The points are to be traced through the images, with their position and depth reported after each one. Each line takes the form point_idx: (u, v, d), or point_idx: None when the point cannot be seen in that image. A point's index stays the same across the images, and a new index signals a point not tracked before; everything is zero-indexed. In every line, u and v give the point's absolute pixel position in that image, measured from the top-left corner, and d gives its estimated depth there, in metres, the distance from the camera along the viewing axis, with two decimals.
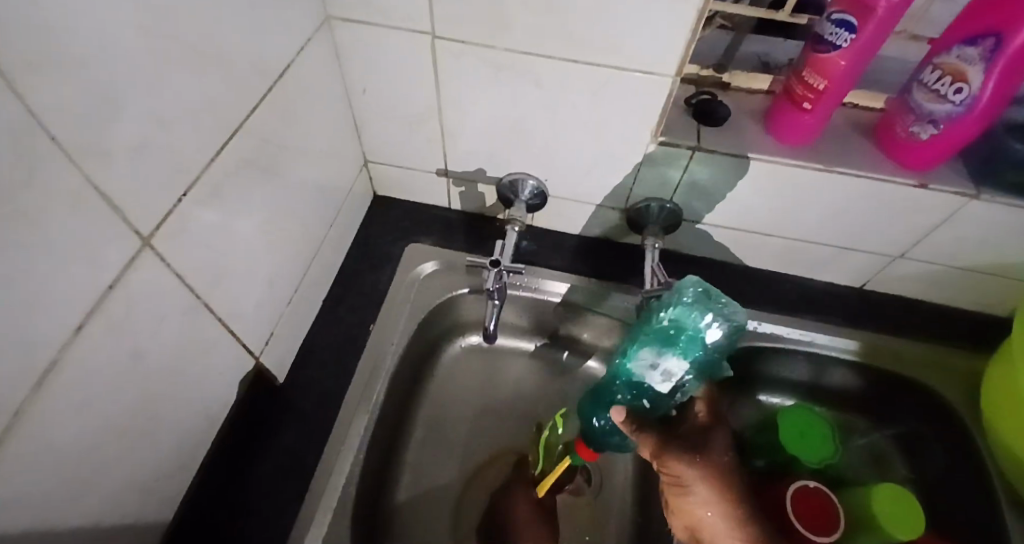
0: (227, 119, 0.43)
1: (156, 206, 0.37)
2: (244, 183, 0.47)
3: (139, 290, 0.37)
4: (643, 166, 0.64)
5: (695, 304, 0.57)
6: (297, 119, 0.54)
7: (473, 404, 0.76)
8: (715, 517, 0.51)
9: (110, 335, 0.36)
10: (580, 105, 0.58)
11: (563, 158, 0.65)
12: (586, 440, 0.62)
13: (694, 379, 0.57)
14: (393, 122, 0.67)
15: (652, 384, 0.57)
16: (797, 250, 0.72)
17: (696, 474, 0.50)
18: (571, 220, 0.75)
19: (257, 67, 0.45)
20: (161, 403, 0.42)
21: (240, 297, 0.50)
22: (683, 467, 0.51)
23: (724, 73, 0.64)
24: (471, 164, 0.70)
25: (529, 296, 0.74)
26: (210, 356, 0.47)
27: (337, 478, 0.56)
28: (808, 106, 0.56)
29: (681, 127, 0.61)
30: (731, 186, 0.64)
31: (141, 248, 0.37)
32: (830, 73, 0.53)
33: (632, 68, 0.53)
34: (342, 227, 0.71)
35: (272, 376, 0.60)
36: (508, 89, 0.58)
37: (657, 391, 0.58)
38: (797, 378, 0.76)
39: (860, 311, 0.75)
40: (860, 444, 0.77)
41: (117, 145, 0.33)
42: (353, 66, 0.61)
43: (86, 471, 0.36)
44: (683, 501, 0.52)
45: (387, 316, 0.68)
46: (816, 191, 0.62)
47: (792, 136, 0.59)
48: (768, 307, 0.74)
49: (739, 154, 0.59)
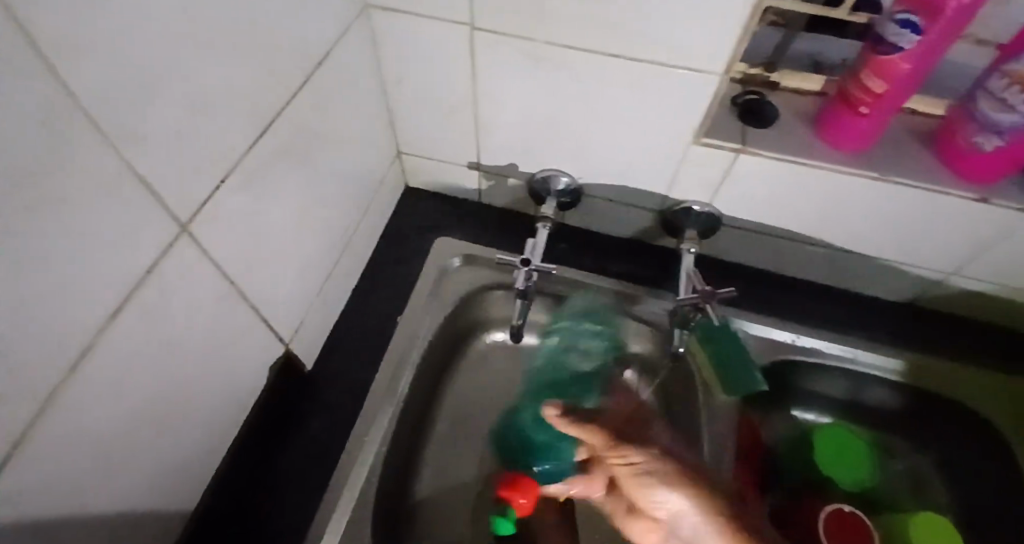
0: (264, 106, 0.43)
1: (194, 192, 0.37)
2: (279, 170, 0.47)
3: (174, 275, 0.38)
4: (683, 168, 0.62)
5: (598, 310, 0.70)
6: (334, 107, 0.54)
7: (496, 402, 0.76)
8: (682, 497, 0.50)
9: (144, 318, 0.36)
10: (620, 102, 0.56)
11: (600, 155, 0.64)
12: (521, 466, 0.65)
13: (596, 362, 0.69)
14: (428, 113, 0.66)
15: (575, 371, 0.69)
16: (840, 260, 0.69)
17: (654, 456, 0.52)
18: (603, 219, 0.74)
19: (295, 54, 0.45)
20: (191, 387, 0.42)
21: (271, 284, 0.50)
22: (635, 448, 0.52)
23: (774, 72, 0.61)
24: (505, 159, 0.69)
25: (559, 295, 0.73)
26: (240, 341, 0.47)
27: (360, 468, 0.56)
28: (865, 110, 0.53)
29: (726, 128, 0.58)
30: (775, 191, 0.61)
31: (178, 234, 0.37)
32: (890, 76, 0.50)
33: (677, 65, 0.51)
34: (373, 217, 0.71)
35: (301, 364, 0.60)
36: (546, 82, 0.57)
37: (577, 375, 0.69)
38: (834, 394, 0.73)
39: (904, 327, 0.72)
40: (899, 467, 0.73)
41: (154, 129, 0.33)
42: (390, 56, 0.60)
43: (118, 451, 0.36)
44: (639, 491, 0.53)
45: (414, 309, 0.67)
46: (867, 200, 0.59)
47: (844, 141, 0.56)
48: (807, 318, 0.71)
49: (785, 159, 0.57)
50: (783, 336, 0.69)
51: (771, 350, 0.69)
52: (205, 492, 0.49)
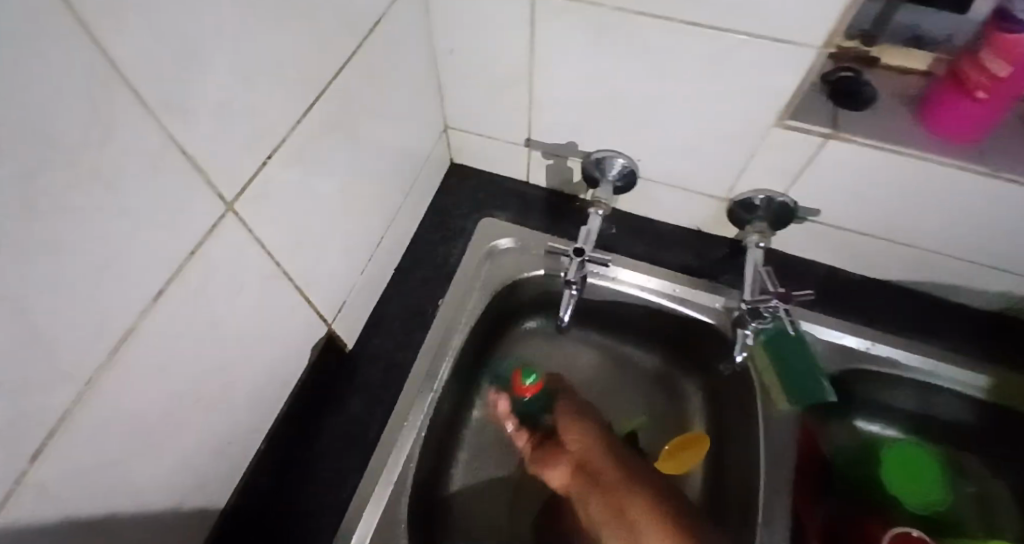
0: (313, 76, 0.40)
1: (239, 168, 0.35)
2: (326, 145, 0.44)
3: (218, 256, 0.36)
4: (759, 154, 0.56)
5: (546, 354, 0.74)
6: (383, 78, 0.50)
7: None
8: (598, 442, 0.61)
9: (188, 300, 0.34)
10: (694, 78, 0.51)
11: (665, 137, 0.58)
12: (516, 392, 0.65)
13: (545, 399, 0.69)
14: (480, 86, 0.62)
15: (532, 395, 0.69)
16: (927, 263, 0.63)
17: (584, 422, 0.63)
18: (661, 206, 0.69)
19: (346, 17, 0.42)
20: (234, 368, 0.41)
21: (315, 265, 0.48)
22: (586, 421, 0.63)
23: (873, 47, 0.55)
24: (559, 137, 0.65)
25: (608, 287, 0.68)
26: (284, 322, 0.46)
27: (398, 453, 0.55)
28: (982, 95, 0.46)
29: (814, 110, 0.52)
30: (861, 184, 0.55)
31: (223, 213, 0.35)
32: (1017, 58, 0.43)
33: (767, 38, 0.45)
34: (418, 195, 0.68)
35: (342, 345, 0.58)
36: (613, 55, 0.52)
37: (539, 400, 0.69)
38: (905, 407, 0.67)
39: (998, 342, 0.64)
40: (970, 490, 0.67)
41: (199, 99, 0.30)
42: (444, 23, 0.56)
43: (159, 435, 0.35)
44: (575, 437, 0.61)
45: (458, 294, 0.65)
46: (973, 198, 0.52)
47: (954, 130, 0.49)
48: (881, 325, 0.65)
49: (882, 148, 0.50)
50: (853, 342, 0.64)
51: (839, 356, 0.64)
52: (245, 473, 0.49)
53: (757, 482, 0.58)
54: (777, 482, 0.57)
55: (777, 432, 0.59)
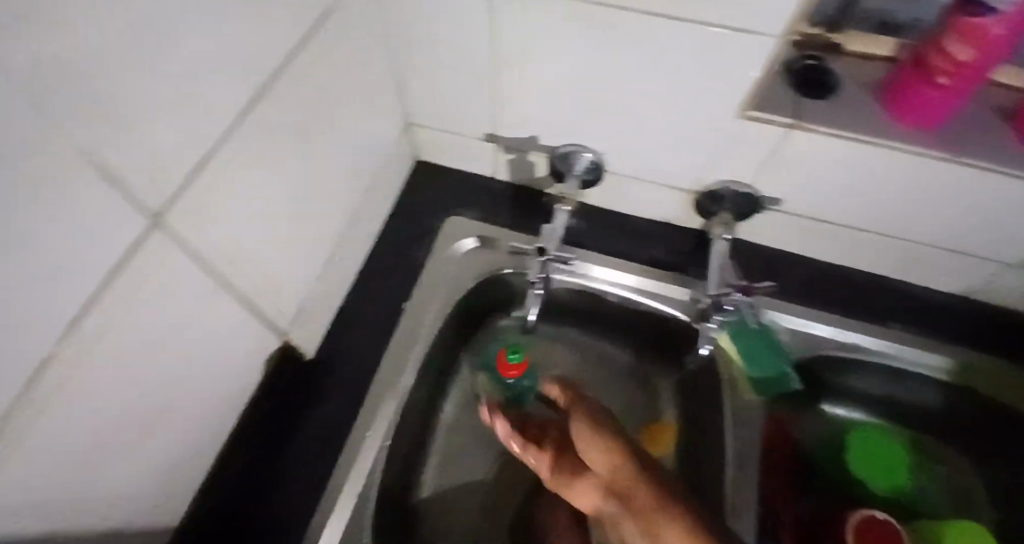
0: (251, 74, 0.37)
1: (168, 176, 0.32)
2: (271, 147, 0.42)
3: (148, 271, 0.33)
4: (725, 145, 0.55)
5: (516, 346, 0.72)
6: (334, 74, 0.48)
7: None
8: (630, 468, 0.46)
9: (116, 321, 0.32)
10: (657, 69, 0.49)
11: (631, 130, 0.57)
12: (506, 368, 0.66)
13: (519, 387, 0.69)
14: (441, 80, 0.60)
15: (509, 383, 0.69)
16: (893, 249, 0.63)
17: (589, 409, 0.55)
18: (630, 199, 0.67)
19: (287, 10, 0.39)
20: (174, 388, 0.39)
21: (265, 274, 0.46)
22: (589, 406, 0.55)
23: (836, 33, 0.54)
24: (524, 131, 0.63)
25: (576, 284, 0.67)
26: (230, 336, 0.44)
27: (362, 465, 0.53)
28: (943, 81, 0.46)
29: (776, 100, 0.52)
30: (825, 174, 0.54)
31: (150, 225, 0.32)
32: (978, 43, 0.42)
33: (729, 26, 0.44)
34: (380, 194, 0.66)
35: (300, 354, 0.57)
36: (574, 45, 0.50)
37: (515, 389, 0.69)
38: (872, 392, 0.68)
39: (962, 326, 0.65)
40: (940, 474, 0.68)
41: (123, 105, 0.28)
42: (399, 14, 0.53)
43: (91, 465, 0.33)
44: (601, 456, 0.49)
45: (423, 295, 0.63)
46: (934, 185, 0.52)
47: (915, 116, 0.49)
48: (849, 311, 0.65)
49: (845, 137, 0.50)
50: (822, 330, 0.64)
51: (807, 345, 0.64)
52: (198, 491, 0.48)
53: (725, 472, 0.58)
54: (745, 474, 0.57)
55: (745, 423, 0.60)
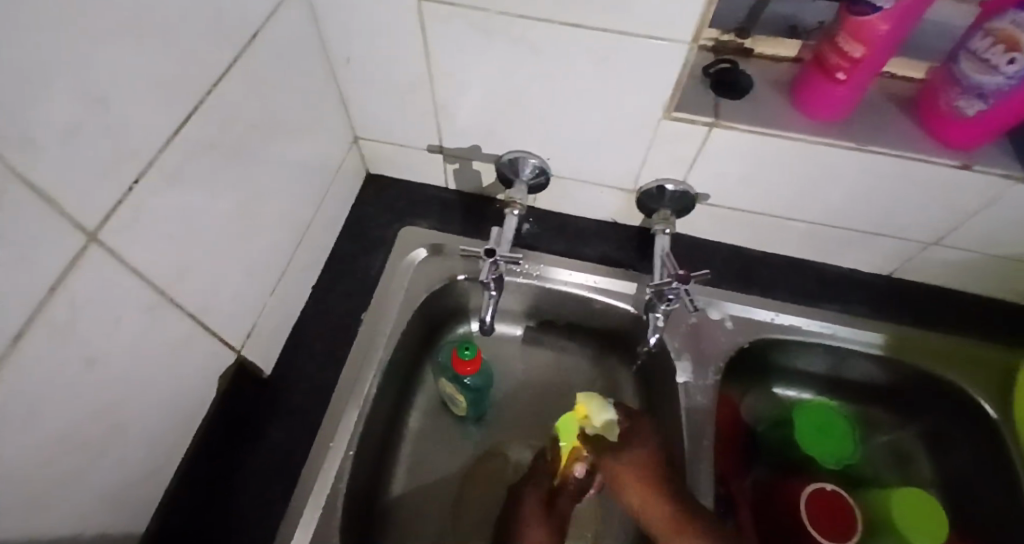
0: (182, 95, 0.38)
1: (101, 198, 0.33)
2: (209, 165, 0.43)
3: (86, 291, 0.34)
4: (655, 145, 0.58)
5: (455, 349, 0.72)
6: (271, 92, 0.49)
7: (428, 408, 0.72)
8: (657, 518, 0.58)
9: (53, 339, 0.32)
10: (584, 77, 0.52)
11: (568, 135, 0.60)
12: (457, 368, 0.63)
13: (472, 392, 0.68)
14: (381, 94, 0.62)
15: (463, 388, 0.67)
16: (820, 235, 0.67)
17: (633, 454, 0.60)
18: (574, 201, 0.70)
19: (216, 30, 0.40)
20: (123, 404, 0.40)
21: (212, 290, 0.46)
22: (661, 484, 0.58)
23: (747, 38, 0.59)
24: (467, 140, 0.65)
25: (535, 285, 0.70)
26: (177, 354, 0.44)
27: (327, 474, 0.55)
28: (842, 76, 0.50)
29: (696, 101, 0.55)
30: (748, 169, 0.59)
31: (86, 244, 0.33)
32: (868, 40, 0.47)
33: (642, 35, 0.47)
34: (333, 210, 0.67)
35: (257, 370, 0.57)
36: (503, 56, 0.52)
37: (471, 391, 0.68)
38: (814, 370, 0.72)
39: (890, 301, 0.70)
40: (880, 442, 0.73)
41: (43, 131, 0.28)
42: (334, 34, 0.55)
43: (41, 482, 0.34)
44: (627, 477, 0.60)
45: (381, 304, 0.65)
46: (846, 173, 0.57)
47: (820, 110, 0.54)
48: (785, 295, 0.70)
49: (759, 131, 0.54)
50: (762, 314, 0.68)
51: (750, 328, 0.68)
52: (154, 511, 0.48)
53: (682, 440, 0.63)
54: (700, 454, 0.61)
55: (695, 403, 0.64)
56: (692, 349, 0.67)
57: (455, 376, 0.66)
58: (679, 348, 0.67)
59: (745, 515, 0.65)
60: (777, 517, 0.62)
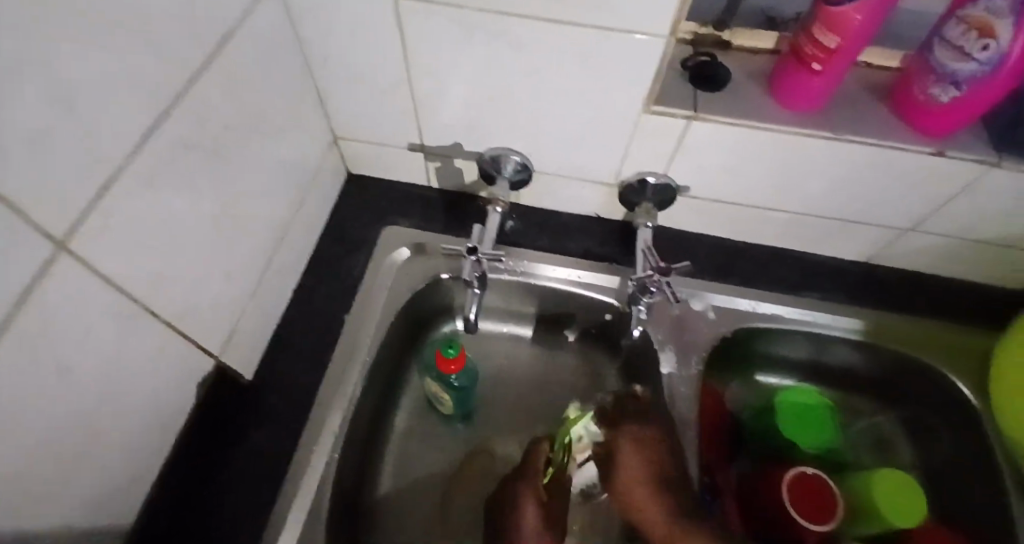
0: (156, 96, 0.37)
1: (73, 205, 0.32)
2: (183, 168, 0.42)
3: (54, 302, 0.33)
4: (636, 139, 0.58)
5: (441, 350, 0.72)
6: (246, 92, 0.48)
7: (413, 407, 0.72)
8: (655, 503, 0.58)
9: (24, 352, 0.31)
10: (565, 71, 0.52)
11: (549, 130, 0.60)
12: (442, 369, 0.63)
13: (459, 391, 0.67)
14: (360, 92, 0.61)
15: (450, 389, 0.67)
16: (800, 225, 0.68)
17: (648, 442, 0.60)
18: (557, 196, 0.70)
19: (189, 31, 0.39)
20: (98, 414, 0.39)
21: (189, 296, 0.46)
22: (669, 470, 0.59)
23: (724, 31, 0.59)
24: (447, 138, 0.64)
25: (519, 281, 0.70)
26: (154, 362, 0.44)
27: (312, 477, 0.55)
28: (818, 67, 0.51)
29: (676, 93, 0.55)
30: (728, 161, 0.59)
31: (55, 252, 0.32)
32: (844, 31, 0.47)
33: (623, 28, 0.46)
34: (312, 211, 0.66)
35: (235, 376, 0.57)
36: (482, 52, 0.52)
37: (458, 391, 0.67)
38: (796, 357, 0.73)
39: (869, 288, 0.71)
40: (863, 425, 0.74)
41: (13, 135, 0.27)
42: (311, 32, 0.54)
43: (17, 500, 0.33)
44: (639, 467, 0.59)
45: (364, 305, 0.65)
46: (823, 163, 0.57)
47: (798, 101, 0.54)
48: (766, 285, 0.70)
49: (737, 122, 0.54)
50: (745, 304, 0.69)
51: (734, 319, 0.69)
52: (139, 510, 0.49)
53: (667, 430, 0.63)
54: (684, 443, 0.62)
55: (680, 394, 0.64)
56: (676, 341, 0.67)
57: (441, 377, 0.66)
58: (663, 341, 0.67)
59: (730, 502, 0.66)
60: (761, 507, 0.62)
